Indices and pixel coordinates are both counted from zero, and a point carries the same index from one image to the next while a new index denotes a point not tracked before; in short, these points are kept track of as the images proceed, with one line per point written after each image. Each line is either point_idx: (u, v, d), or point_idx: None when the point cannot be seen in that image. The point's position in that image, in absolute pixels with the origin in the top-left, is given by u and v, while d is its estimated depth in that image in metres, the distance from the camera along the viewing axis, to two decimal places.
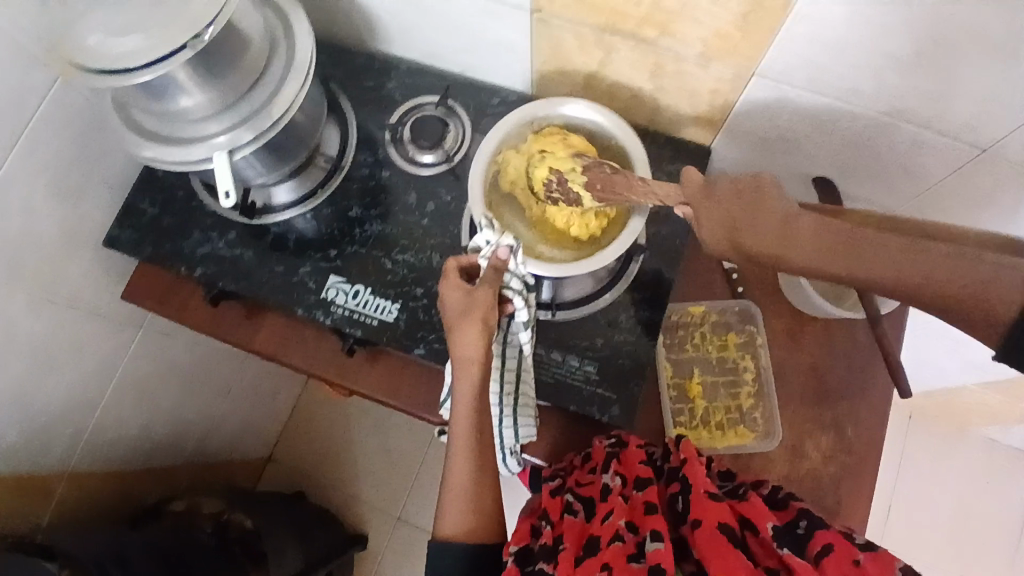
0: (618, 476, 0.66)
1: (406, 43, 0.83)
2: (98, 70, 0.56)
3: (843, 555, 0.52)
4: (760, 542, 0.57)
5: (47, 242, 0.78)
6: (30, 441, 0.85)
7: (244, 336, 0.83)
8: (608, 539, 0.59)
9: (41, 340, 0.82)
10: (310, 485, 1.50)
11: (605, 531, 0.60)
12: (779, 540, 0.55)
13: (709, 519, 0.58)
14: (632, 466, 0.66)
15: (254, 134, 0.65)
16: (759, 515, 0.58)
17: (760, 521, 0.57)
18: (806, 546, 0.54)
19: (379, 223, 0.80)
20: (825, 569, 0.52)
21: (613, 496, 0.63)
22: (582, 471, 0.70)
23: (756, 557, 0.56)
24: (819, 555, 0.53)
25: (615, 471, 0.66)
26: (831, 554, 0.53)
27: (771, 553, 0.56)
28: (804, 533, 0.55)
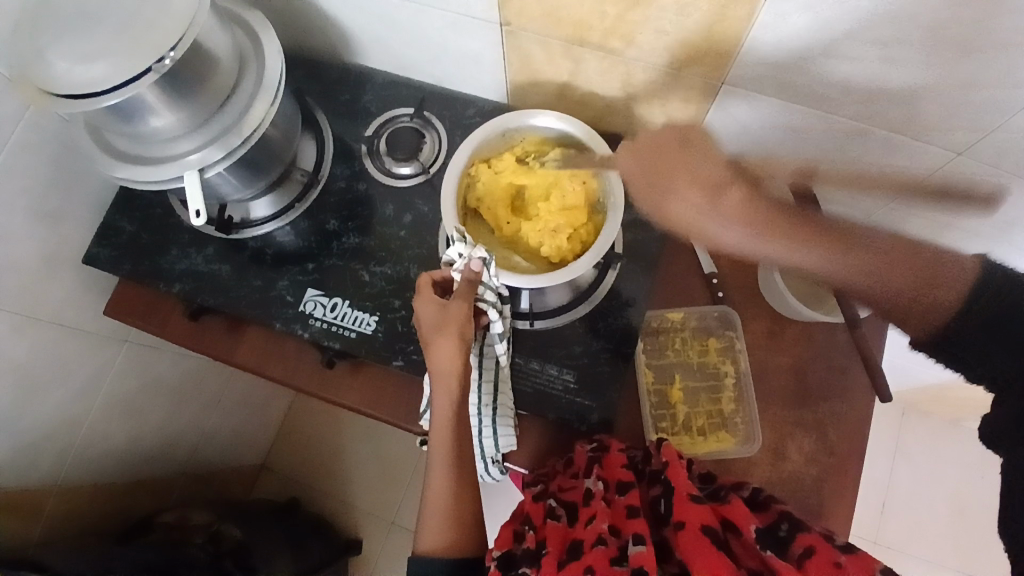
0: (601, 480, 0.66)
1: (379, 56, 0.83)
2: (64, 96, 0.57)
3: (825, 556, 0.53)
4: (743, 542, 0.57)
5: (24, 263, 0.79)
6: (16, 460, 0.86)
7: (225, 350, 0.83)
8: (591, 542, 0.58)
9: (23, 360, 0.82)
10: (304, 492, 1.51)
11: (588, 534, 0.59)
12: (762, 541, 0.56)
13: (691, 521, 0.57)
14: (615, 470, 0.66)
15: (224, 153, 0.66)
16: (742, 517, 0.58)
17: (743, 523, 0.58)
18: (787, 547, 0.55)
19: (357, 235, 0.81)
20: (807, 569, 0.52)
21: (596, 500, 0.63)
22: (565, 477, 0.71)
23: (738, 558, 0.57)
24: (801, 555, 0.54)
25: (598, 475, 0.66)
26: (812, 554, 0.53)
27: (754, 553, 0.56)
28: (786, 534, 0.56)
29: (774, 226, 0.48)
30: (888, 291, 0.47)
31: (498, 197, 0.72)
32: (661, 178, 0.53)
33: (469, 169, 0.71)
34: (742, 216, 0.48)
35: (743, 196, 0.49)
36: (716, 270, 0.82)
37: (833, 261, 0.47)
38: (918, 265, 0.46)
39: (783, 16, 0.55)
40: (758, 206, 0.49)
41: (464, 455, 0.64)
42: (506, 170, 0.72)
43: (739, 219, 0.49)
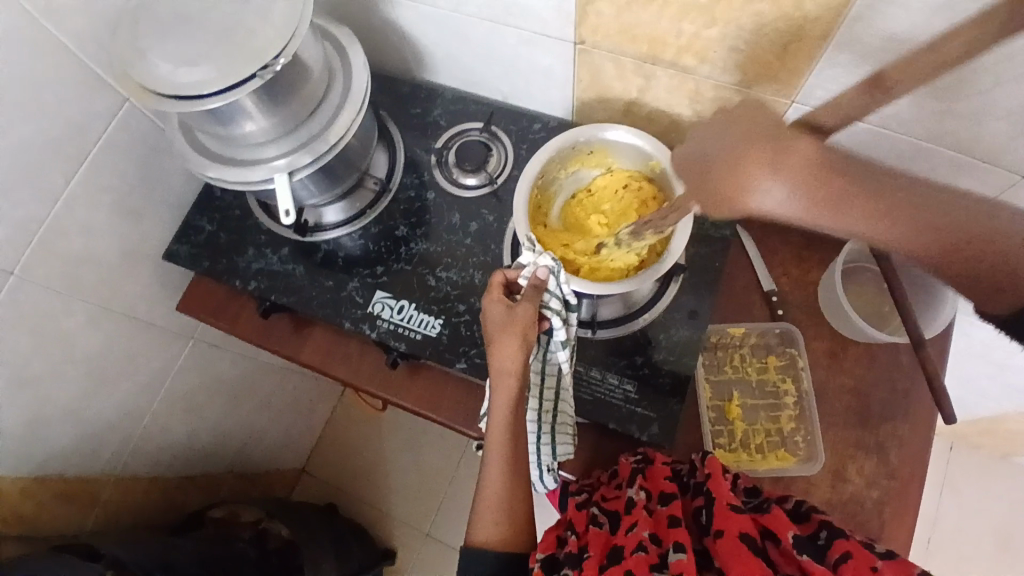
0: (643, 490, 0.66)
1: (451, 72, 0.87)
2: (170, 97, 0.60)
3: (864, 562, 0.53)
4: (781, 550, 0.57)
5: (110, 256, 0.83)
6: (79, 447, 0.89)
7: (290, 346, 0.86)
8: (631, 548, 0.59)
9: (97, 349, 0.86)
10: (342, 498, 1.52)
11: (629, 541, 0.59)
12: (799, 547, 0.55)
13: (731, 528, 0.58)
14: (658, 482, 0.66)
15: (311, 158, 0.70)
16: (782, 524, 0.58)
17: (782, 530, 0.57)
18: (825, 554, 0.56)
19: (424, 242, 0.83)
20: (844, 575, 0.53)
21: (637, 508, 0.63)
22: (608, 487, 0.71)
23: (776, 565, 0.57)
24: (837, 562, 0.54)
25: (640, 485, 0.67)
26: (850, 560, 0.53)
27: (795, 561, 0.56)
28: (824, 543, 0.57)
29: (833, 187, 0.43)
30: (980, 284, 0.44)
31: (573, 221, 0.76)
32: (753, 152, 0.45)
33: (542, 180, 0.75)
34: (802, 170, 0.44)
35: (809, 151, 0.44)
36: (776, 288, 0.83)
37: (895, 218, 0.43)
38: (1001, 256, 0.42)
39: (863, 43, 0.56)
40: (822, 169, 0.43)
41: (519, 454, 0.64)
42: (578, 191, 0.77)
43: (804, 184, 0.43)
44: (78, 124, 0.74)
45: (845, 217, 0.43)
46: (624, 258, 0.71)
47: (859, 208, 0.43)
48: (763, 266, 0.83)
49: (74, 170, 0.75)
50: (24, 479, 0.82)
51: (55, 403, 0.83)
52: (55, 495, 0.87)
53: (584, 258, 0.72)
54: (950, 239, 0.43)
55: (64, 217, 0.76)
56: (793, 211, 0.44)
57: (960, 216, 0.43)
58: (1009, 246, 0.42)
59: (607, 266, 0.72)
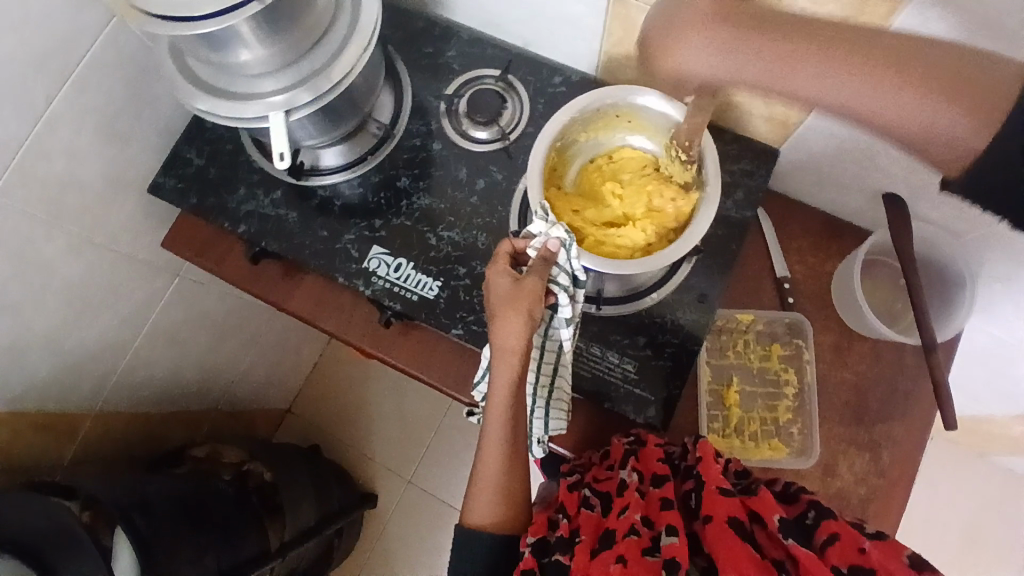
0: (635, 472, 0.65)
1: (469, 10, 0.80)
2: (158, 16, 0.54)
3: (850, 542, 0.53)
4: (767, 533, 0.56)
5: (92, 184, 0.78)
6: (60, 379, 0.86)
7: (279, 295, 0.82)
8: (623, 532, 0.58)
9: (77, 281, 0.82)
10: (325, 440, 1.53)
11: (620, 524, 0.59)
12: (786, 531, 0.54)
13: (718, 513, 0.57)
14: (649, 463, 0.65)
15: (311, 96, 0.64)
16: (767, 507, 0.57)
17: (766, 513, 0.56)
18: (812, 535, 0.55)
19: (426, 197, 0.78)
20: (829, 557, 0.53)
21: (629, 491, 0.62)
22: (600, 468, 0.69)
23: (763, 549, 0.56)
24: (824, 543, 0.54)
25: (632, 467, 0.65)
26: (836, 542, 0.53)
27: (779, 543, 0.55)
28: (812, 523, 0.56)
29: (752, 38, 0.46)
30: (921, 139, 0.43)
31: (588, 186, 0.72)
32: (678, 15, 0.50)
33: (564, 135, 0.70)
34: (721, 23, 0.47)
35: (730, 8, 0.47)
36: (789, 275, 0.80)
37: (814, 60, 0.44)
38: (932, 93, 0.41)
39: None
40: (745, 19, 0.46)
41: (519, 431, 0.61)
42: (601, 156, 0.73)
43: (725, 34, 0.47)
44: (67, 38, 0.67)
45: (775, 60, 0.45)
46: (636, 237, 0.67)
47: (776, 52, 0.45)
48: (780, 253, 0.80)
49: (57, 87, 0.69)
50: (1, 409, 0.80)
51: (33, 335, 0.79)
52: (35, 425, 0.85)
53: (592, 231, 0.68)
54: (884, 71, 0.42)
55: (44, 139, 0.70)
56: (716, 68, 0.48)
57: (894, 53, 0.42)
58: (941, 83, 0.41)
59: (614, 243, 0.67)
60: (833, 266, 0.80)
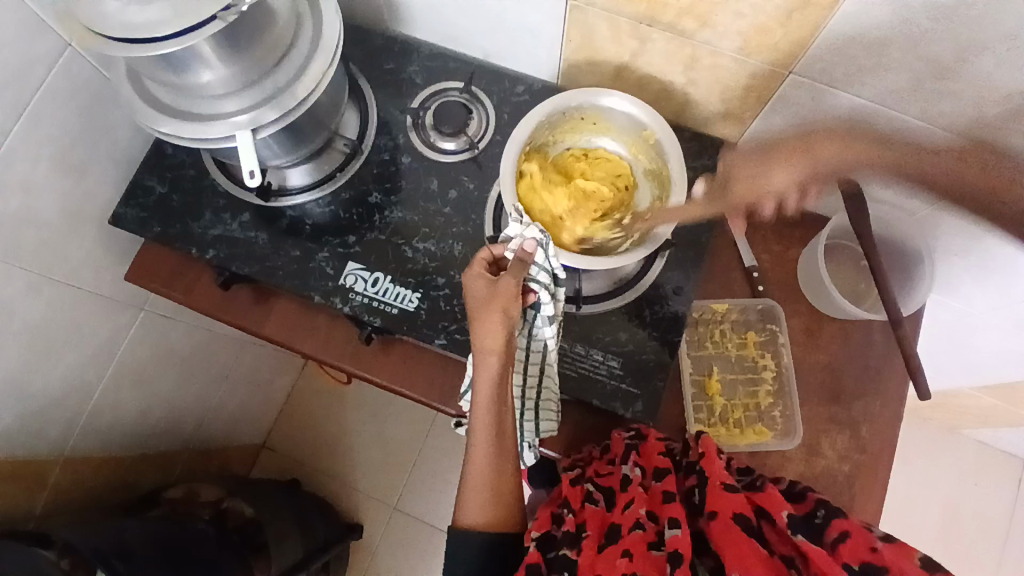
0: (638, 467, 0.65)
1: (428, 26, 0.81)
2: (118, 39, 0.53)
3: (861, 544, 0.52)
4: (777, 529, 0.56)
5: (49, 218, 0.75)
6: (23, 426, 0.82)
7: (253, 320, 0.80)
8: (628, 527, 0.58)
9: (37, 321, 0.78)
10: (305, 473, 1.48)
11: (626, 519, 0.59)
12: (794, 527, 0.54)
13: (723, 510, 0.57)
14: (652, 458, 0.65)
15: (278, 114, 0.63)
16: (775, 504, 0.57)
17: (776, 509, 0.57)
18: (822, 533, 0.55)
19: (399, 210, 0.78)
20: (841, 554, 0.52)
21: (634, 486, 0.63)
22: (601, 463, 0.70)
23: (771, 544, 0.56)
24: (836, 541, 0.53)
25: (635, 462, 0.66)
26: (847, 541, 0.53)
27: (788, 539, 0.55)
28: (821, 521, 0.56)
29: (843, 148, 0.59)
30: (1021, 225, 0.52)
31: (565, 170, 0.74)
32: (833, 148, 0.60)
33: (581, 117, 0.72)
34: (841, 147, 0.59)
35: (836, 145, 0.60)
36: (757, 264, 0.82)
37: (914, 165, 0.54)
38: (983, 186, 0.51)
39: None
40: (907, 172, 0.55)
41: (506, 426, 0.60)
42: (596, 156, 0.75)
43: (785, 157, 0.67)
44: (21, 69, 0.65)
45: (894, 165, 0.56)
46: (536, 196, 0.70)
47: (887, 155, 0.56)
48: (746, 243, 0.82)
49: (13, 120, 0.66)
50: None
51: None
52: (0, 477, 0.80)
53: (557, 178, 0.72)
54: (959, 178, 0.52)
55: None
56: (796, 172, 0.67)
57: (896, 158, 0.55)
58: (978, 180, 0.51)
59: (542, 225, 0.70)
60: (798, 252, 0.83)
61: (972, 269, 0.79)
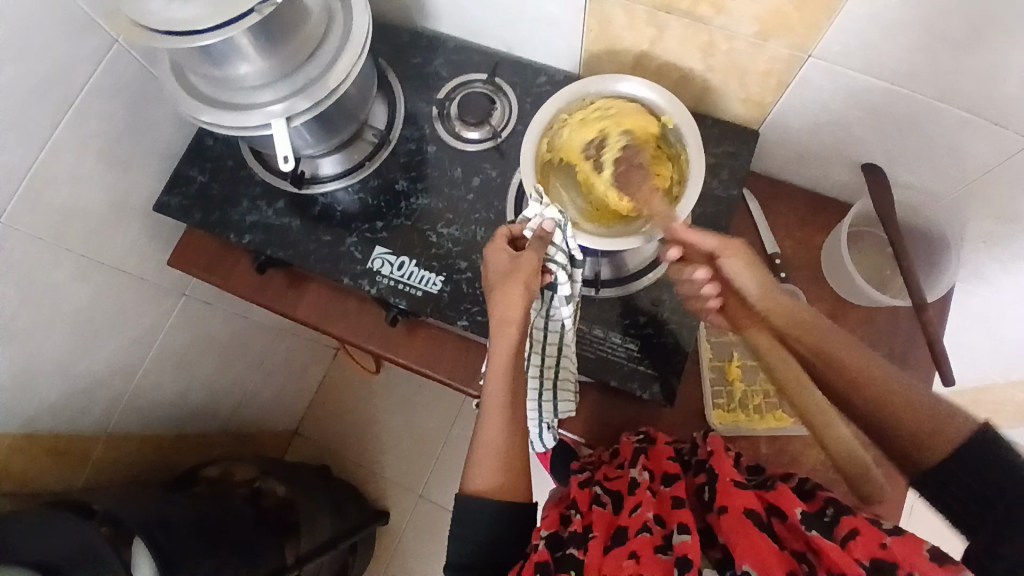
0: (646, 470, 0.66)
1: (453, 20, 0.84)
2: (161, 32, 0.57)
3: (872, 539, 0.52)
4: (787, 526, 0.56)
5: (97, 206, 0.80)
6: (70, 402, 0.87)
7: (287, 304, 0.84)
8: (635, 530, 0.59)
9: (86, 304, 0.84)
10: (335, 460, 1.53)
11: (633, 522, 0.60)
12: (809, 523, 0.54)
13: (735, 504, 0.58)
14: (660, 462, 0.67)
15: (310, 103, 0.67)
16: (789, 500, 0.57)
17: (788, 506, 0.56)
18: (832, 530, 0.54)
19: (424, 197, 0.81)
20: (852, 552, 0.51)
21: (641, 490, 0.63)
22: (610, 466, 0.70)
23: (783, 541, 0.56)
24: (846, 537, 0.53)
25: (643, 465, 0.67)
26: (857, 537, 0.52)
27: (801, 537, 0.55)
28: (830, 519, 0.54)
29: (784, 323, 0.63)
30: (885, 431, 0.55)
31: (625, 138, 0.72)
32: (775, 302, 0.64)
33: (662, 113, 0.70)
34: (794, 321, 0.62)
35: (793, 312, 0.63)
36: (779, 250, 0.82)
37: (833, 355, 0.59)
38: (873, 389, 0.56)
39: None
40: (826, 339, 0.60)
41: (519, 397, 0.62)
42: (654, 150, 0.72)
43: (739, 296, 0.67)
44: (66, 65, 0.70)
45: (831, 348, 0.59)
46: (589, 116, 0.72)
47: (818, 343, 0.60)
48: (768, 229, 0.82)
49: (61, 112, 0.72)
50: (15, 434, 0.81)
51: (45, 358, 0.81)
52: (46, 451, 0.86)
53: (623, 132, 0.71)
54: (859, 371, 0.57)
55: (49, 163, 0.73)
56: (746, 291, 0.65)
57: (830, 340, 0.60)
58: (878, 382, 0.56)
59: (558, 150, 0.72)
60: (820, 239, 0.83)
61: (1004, 255, 0.78)
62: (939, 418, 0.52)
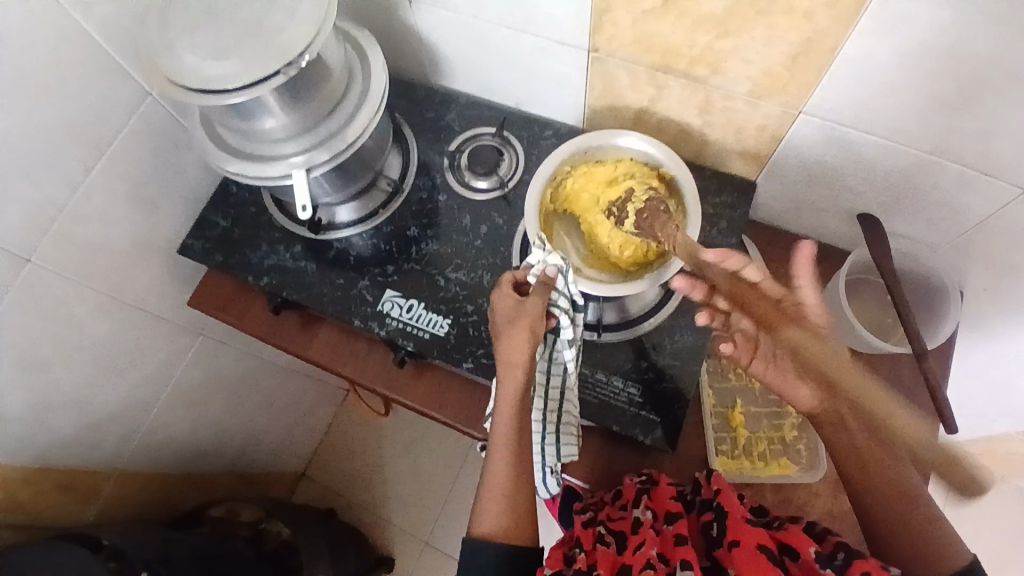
0: (649, 510, 0.66)
1: (465, 78, 0.89)
2: (195, 89, 0.62)
3: None
4: (797, 566, 0.57)
5: (122, 247, 0.85)
6: (83, 436, 0.90)
7: (299, 344, 0.87)
8: (639, 568, 0.59)
9: (106, 339, 0.87)
10: (341, 503, 1.52)
11: (637, 560, 0.60)
12: (819, 564, 0.55)
13: (746, 541, 0.58)
14: (663, 501, 0.66)
15: (329, 155, 0.71)
16: (801, 540, 0.58)
17: (801, 546, 0.57)
18: (841, 572, 0.54)
19: (434, 243, 0.85)
20: None
21: (645, 528, 0.63)
22: (613, 508, 0.69)
23: None
24: None
25: (646, 505, 0.66)
26: None
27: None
28: (842, 563, 0.55)
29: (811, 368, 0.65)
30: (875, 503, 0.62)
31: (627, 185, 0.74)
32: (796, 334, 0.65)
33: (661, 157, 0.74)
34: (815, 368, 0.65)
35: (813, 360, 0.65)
36: None
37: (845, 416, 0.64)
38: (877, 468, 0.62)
39: (854, 32, 0.57)
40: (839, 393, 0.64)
41: (524, 440, 0.64)
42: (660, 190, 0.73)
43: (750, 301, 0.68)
44: (99, 114, 0.76)
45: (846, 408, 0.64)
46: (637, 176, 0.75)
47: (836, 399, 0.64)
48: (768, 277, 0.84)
49: (93, 159, 0.77)
50: (27, 466, 0.83)
51: (61, 392, 0.84)
52: (57, 484, 0.87)
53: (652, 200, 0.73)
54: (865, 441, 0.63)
55: (80, 207, 0.77)
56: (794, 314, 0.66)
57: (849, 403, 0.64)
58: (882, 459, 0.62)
59: (564, 202, 0.76)
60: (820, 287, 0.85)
61: (1005, 306, 0.78)
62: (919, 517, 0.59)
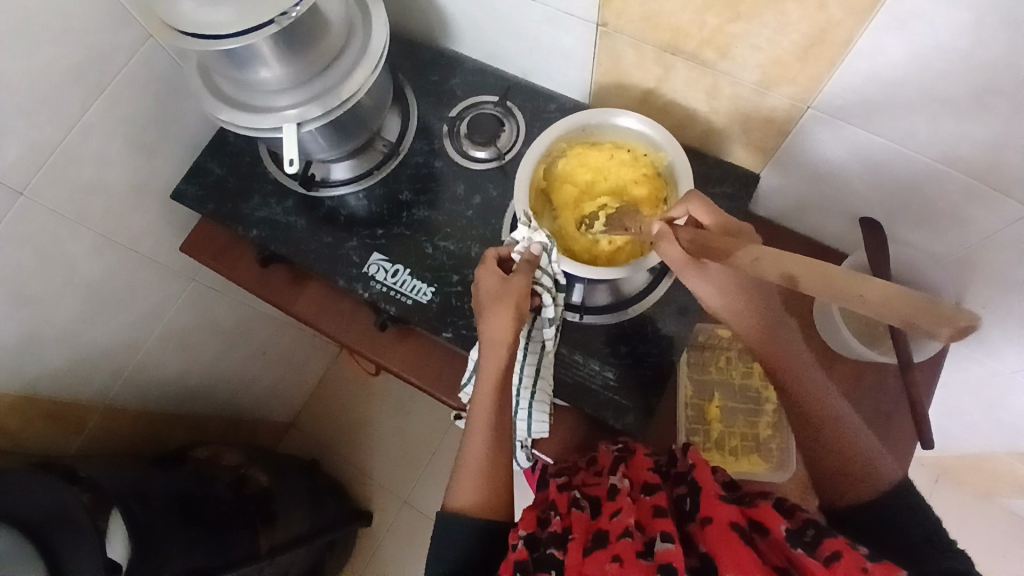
0: (626, 480, 0.64)
1: (472, 43, 0.87)
2: (186, 33, 0.61)
3: (853, 562, 0.49)
4: (768, 542, 0.54)
5: (117, 188, 0.85)
6: (70, 371, 0.91)
7: (285, 298, 0.87)
8: (616, 534, 0.56)
9: (97, 279, 0.88)
10: (326, 456, 1.55)
11: (614, 527, 0.57)
12: (792, 539, 0.52)
13: (719, 517, 0.55)
14: (642, 472, 0.65)
15: (322, 110, 0.70)
16: (771, 516, 0.55)
17: (772, 522, 0.54)
18: (813, 549, 0.51)
19: (426, 209, 0.84)
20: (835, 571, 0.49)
21: (622, 496, 0.61)
22: (588, 474, 0.69)
23: (762, 556, 0.53)
24: (827, 557, 0.50)
25: (623, 474, 0.65)
26: (840, 558, 0.49)
27: (783, 555, 0.52)
28: (811, 538, 0.52)
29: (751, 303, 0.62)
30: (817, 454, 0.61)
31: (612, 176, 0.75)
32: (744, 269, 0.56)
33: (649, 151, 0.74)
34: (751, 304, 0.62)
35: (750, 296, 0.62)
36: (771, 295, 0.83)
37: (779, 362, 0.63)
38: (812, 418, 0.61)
39: (869, 26, 0.54)
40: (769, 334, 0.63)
41: (504, 415, 0.63)
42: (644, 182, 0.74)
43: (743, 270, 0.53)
44: (102, 55, 0.75)
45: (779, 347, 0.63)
46: (627, 169, 0.74)
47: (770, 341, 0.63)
48: None
49: (91, 97, 0.76)
50: (14, 396, 0.84)
51: (51, 326, 0.85)
52: (43, 415, 0.90)
53: (654, 202, 0.73)
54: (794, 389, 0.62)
55: (77, 145, 0.77)
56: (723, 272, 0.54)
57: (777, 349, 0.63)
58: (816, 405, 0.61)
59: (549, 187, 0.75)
60: None
61: (1002, 322, 0.76)
62: (863, 466, 0.59)
